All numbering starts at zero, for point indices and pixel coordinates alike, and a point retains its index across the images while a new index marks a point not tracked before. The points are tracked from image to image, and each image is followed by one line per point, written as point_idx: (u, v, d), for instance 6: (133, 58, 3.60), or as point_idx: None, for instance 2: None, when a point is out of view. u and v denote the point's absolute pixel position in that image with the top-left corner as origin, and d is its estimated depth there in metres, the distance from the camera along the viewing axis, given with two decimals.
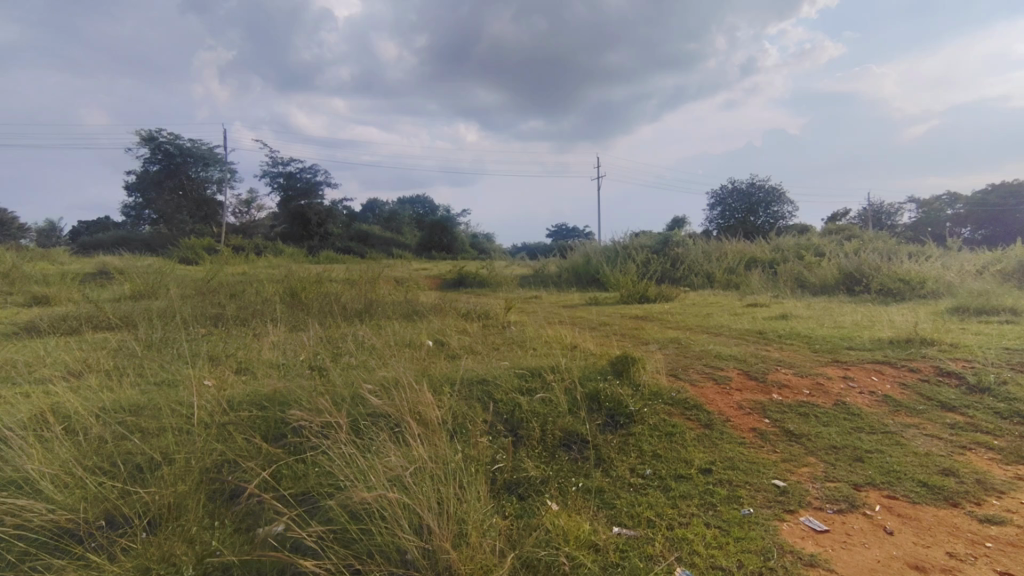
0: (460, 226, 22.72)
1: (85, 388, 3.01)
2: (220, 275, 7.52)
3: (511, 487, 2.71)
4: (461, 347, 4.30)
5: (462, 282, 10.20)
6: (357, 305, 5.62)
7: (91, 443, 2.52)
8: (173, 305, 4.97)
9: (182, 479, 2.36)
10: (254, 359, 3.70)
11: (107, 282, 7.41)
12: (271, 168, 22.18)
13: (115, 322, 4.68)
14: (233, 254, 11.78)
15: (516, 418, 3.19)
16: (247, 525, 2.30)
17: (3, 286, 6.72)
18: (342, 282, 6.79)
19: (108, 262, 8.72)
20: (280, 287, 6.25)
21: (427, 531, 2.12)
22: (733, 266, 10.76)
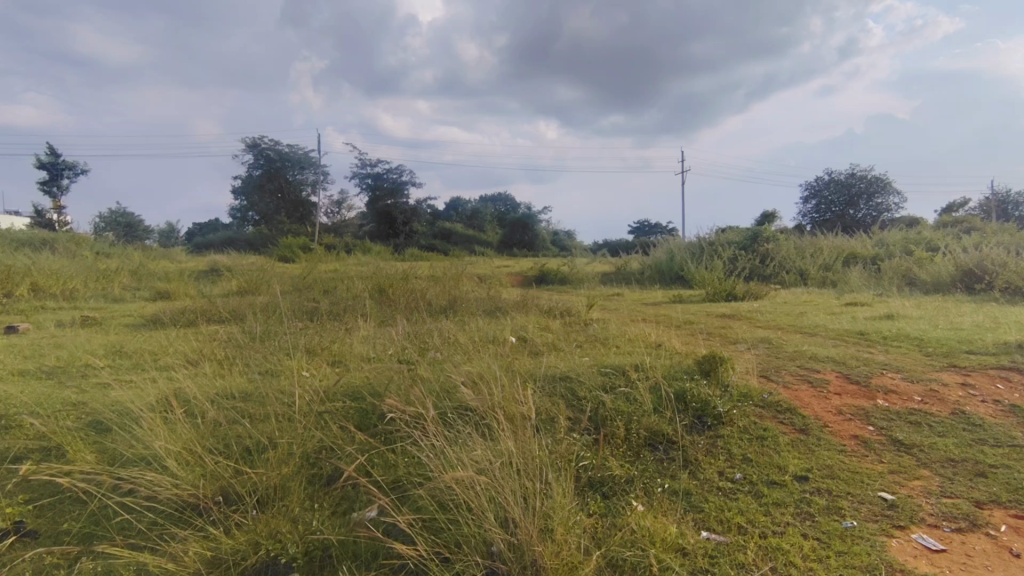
0: (541, 223, 22.86)
1: (201, 376, 3.29)
2: (315, 273, 7.97)
3: (596, 485, 2.69)
4: (544, 345, 4.32)
5: (543, 279, 10.22)
6: (441, 302, 5.78)
7: (208, 425, 2.75)
8: (275, 301, 5.34)
9: (285, 463, 2.53)
10: (346, 351, 3.90)
11: (218, 278, 8.06)
12: (360, 170, 23.20)
13: (226, 316, 5.09)
14: (327, 253, 12.53)
15: (600, 416, 3.16)
16: (343, 509, 2.44)
17: (133, 281, 7.51)
18: (427, 279, 7.00)
19: (219, 260, 9.48)
20: (369, 284, 6.54)
21: (513, 525, 2.15)
22: (830, 262, 10.12)
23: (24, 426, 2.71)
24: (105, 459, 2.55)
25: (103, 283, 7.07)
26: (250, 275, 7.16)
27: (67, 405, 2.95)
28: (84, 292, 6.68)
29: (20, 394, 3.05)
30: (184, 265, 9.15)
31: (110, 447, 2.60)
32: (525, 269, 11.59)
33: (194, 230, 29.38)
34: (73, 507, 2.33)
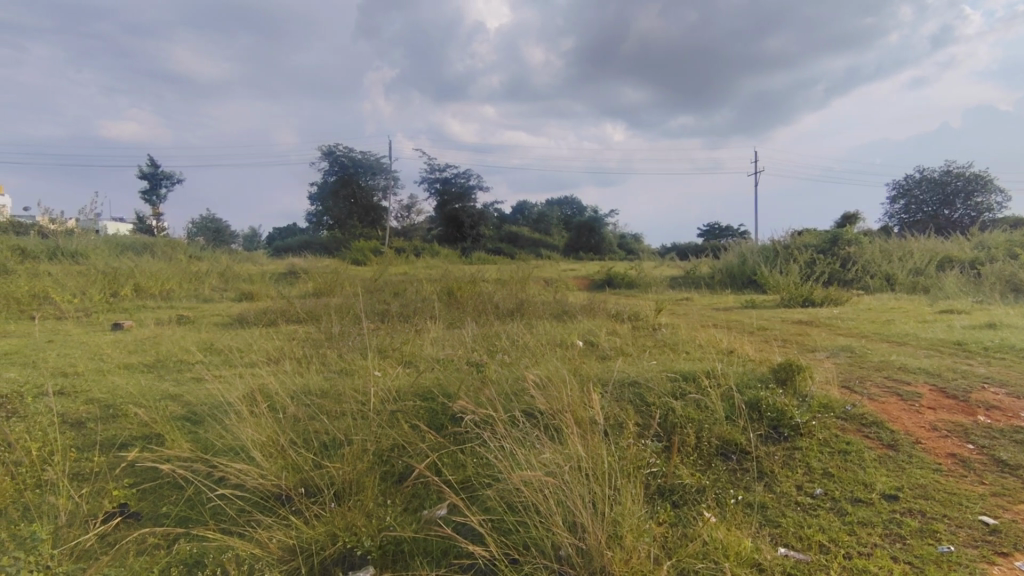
0: (608, 226, 22.62)
1: (283, 373, 3.46)
2: (386, 275, 8.24)
3: (666, 493, 2.64)
4: (611, 349, 4.28)
5: (609, 282, 10.11)
6: (507, 304, 5.84)
7: (290, 420, 2.89)
8: (349, 303, 5.56)
9: (360, 459, 2.63)
10: (416, 352, 4.00)
11: (296, 280, 8.48)
12: (428, 174, 23.80)
13: (304, 316, 5.35)
14: (397, 256, 12.93)
15: (669, 423, 3.10)
16: (414, 506, 2.51)
17: (221, 282, 8.02)
18: (493, 282, 7.08)
19: (297, 263, 9.98)
20: (437, 287, 6.69)
21: (581, 529, 2.15)
22: (921, 266, 9.46)
23: (129, 415, 2.95)
24: (198, 448, 2.73)
25: (195, 284, 7.59)
26: (326, 277, 7.49)
27: (165, 397, 3.19)
28: (179, 292, 7.19)
29: (125, 386, 3.33)
30: (265, 267, 9.68)
31: (203, 437, 2.79)
32: (591, 272, 11.51)
33: (274, 234, 31.10)
34: (171, 492, 2.51)
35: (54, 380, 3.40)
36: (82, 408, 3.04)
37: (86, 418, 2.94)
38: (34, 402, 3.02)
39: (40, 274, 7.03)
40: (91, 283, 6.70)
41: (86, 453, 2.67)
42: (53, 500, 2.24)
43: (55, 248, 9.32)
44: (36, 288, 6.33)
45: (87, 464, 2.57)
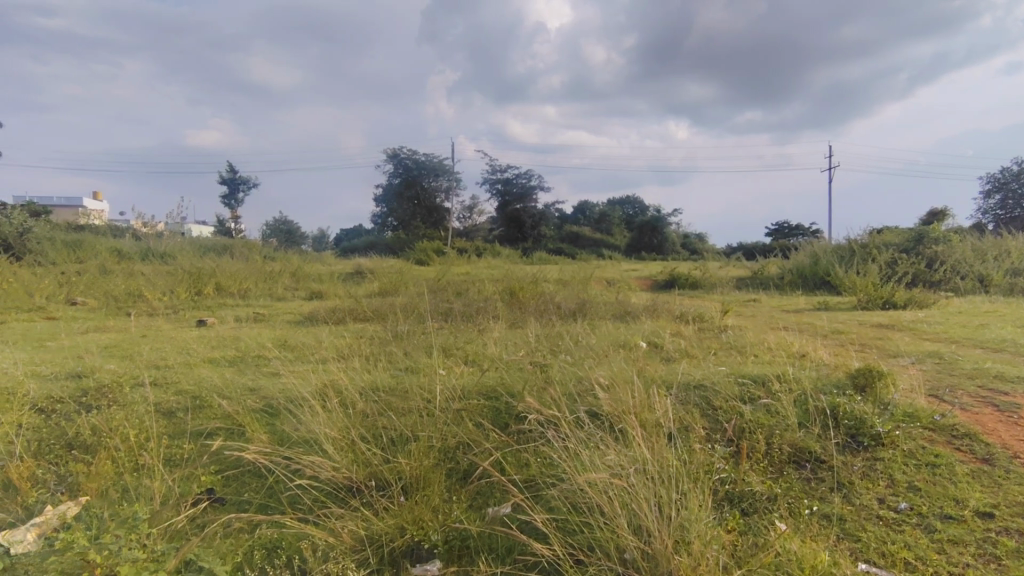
0: (671, 225, 22.09)
1: (352, 369, 3.59)
2: (448, 275, 8.39)
3: (735, 500, 2.55)
4: (677, 352, 4.18)
5: (672, 283, 9.90)
6: (569, 305, 5.81)
7: (359, 414, 2.99)
8: (414, 303, 5.69)
9: (426, 454, 2.70)
10: (480, 351, 4.05)
11: (363, 280, 8.76)
12: (490, 175, 24.09)
13: (371, 314, 5.52)
14: (459, 257, 13.14)
15: (738, 428, 3.01)
16: (479, 503, 2.55)
17: (293, 281, 8.41)
18: (555, 283, 7.08)
19: (363, 263, 10.32)
20: (499, 288, 6.76)
21: (647, 534, 2.11)
22: (1019, 267, 8.76)
23: (213, 407, 3.14)
24: (276, 440, 2.87)
25: (270, 283, 7.99)
26: (391, 277, 7.70)
27: (245, 390, 3.38)
28: (256, 291, 7.58)
29: (209, 379, 3.54)
30: (334, 267, 10.07)
31: (281, 429, 2.93)
32: (654, 273, 11.31)
33: (341, 235, 32.27)
34: (252, 480, 2.65)
35: (147, 372, 3.66)
36: (172, 398, 3.26)
37: (176, 408, 3.15)
38: (131, 393, 3.27)
39: (134, 273, 7.58)
40: (178, 282, 7.19)
41: (176, 440, 2.87)
42: (149, 484, 2.42)
43: (146, 249, 10.04)
44: (131, 286, 6.85)
45: (177, 450, 2.76)
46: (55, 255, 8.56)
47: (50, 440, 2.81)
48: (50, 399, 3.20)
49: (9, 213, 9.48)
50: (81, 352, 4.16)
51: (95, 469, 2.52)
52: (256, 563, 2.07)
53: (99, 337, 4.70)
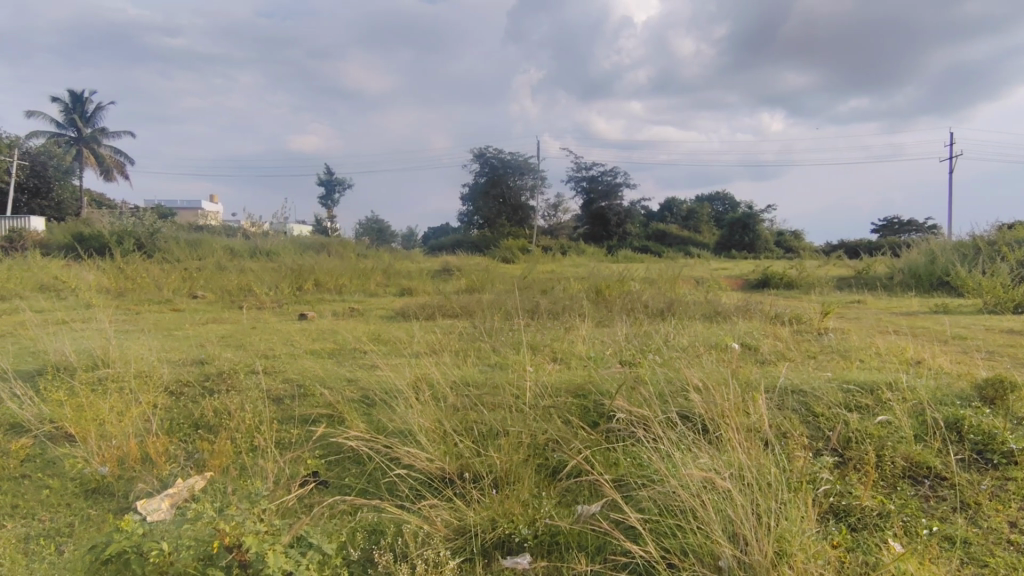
0: (765, 222, 21.00)
1: (444, 362, 3.71)
2: (533, 273, 8.44)
3: (841, 514, 2.40)
4: (774, 355, 3.99)
5: (766, 283, 9.43)
6: (657, 303, 5.69)
7: (451, 408, 3.08)
8: (501, 300, 5.79)
9: (516, 450, 2.74)
10: (567, 349, 4.06)
11: (450, 277, 9.00)
12: (575, 173, 24.02)
13: (458, 310, 5.67)
14: (542, 254, 13.19)
15: (844, 437, 2.83)
16: (568, 500, 2.56)
17: (385, 278, 8.78)
18: (642, 283, 6.95)
19: (450, 261, 10.60)
20: (585, 287, 6.73)
21: (744, 543, 2.03)
22: None
23: (317, 395, 3.35)
24: (373, 428, 3.02)
25: (363, 279, 8.40)
26: (478, 275, 7.86)
27: (345, 380, 3.58)
28: (351, 287, 7.99)
29: (313, 369, 3.79)
30: (423, 264, 10.42)
31: (378, 419, 3.07)
32: (746, 272, 10.82)
33: (428, 234, 33.33)
34: (352, 466, 2.80)
35: (258, 361, 3.96)
36: (280, 386, 3.51)
37: (283, 395, 3.39)
38: (246, 379, 3.55)
39: (244, 270, 8.22)
40: (282, 277, 7.71)
41: (285, 425, 3.09)
42: (263, 464, 2.63)
43: (255, 247, 10.86)
44: (242, 281, 7.44)
45: (285, 435, 2.97)
46: (178, 252, 9.44)
47: (179, 420, 3.12)
48: (178, 383, 3.54)
49: (142, 215, 10.60)
50: (202, 341, 4.58)
51: (217, 448, 2.77)
52: (359, 543, 2.19)
53: (217, 327, 5.14)
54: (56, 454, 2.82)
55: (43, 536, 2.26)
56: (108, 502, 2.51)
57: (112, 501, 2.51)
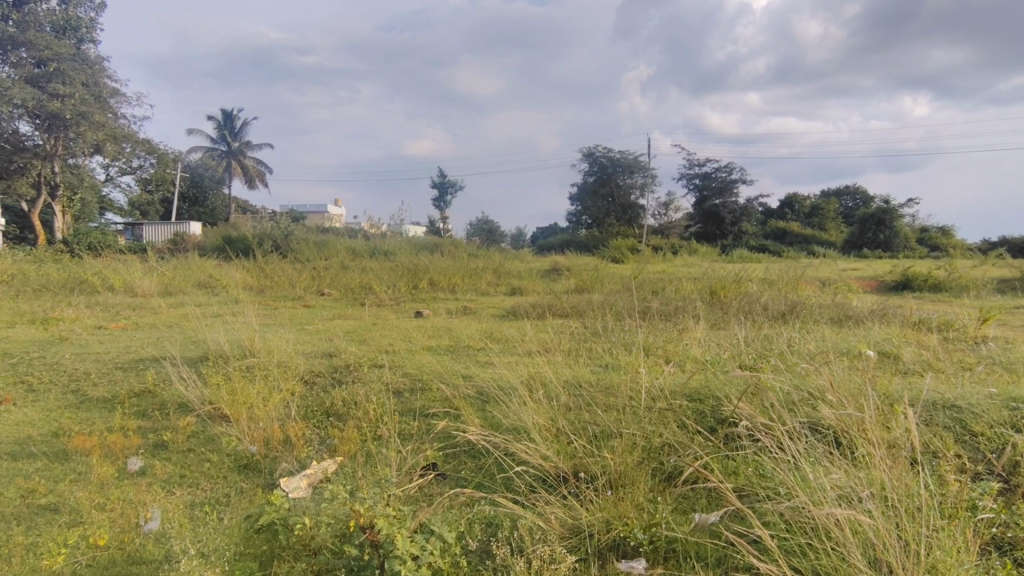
0: (904, 219, 19.00)
1: (555, 361, 3.74)
2: (644, 272, 8.27)
3: (1004, 548, 2.12)
4: (918, 365, 3.61)
5: (907, 285, 8.54)
6: (779, 306, 5.35)
7: (563, 408, 3.10)
8: (611, 300, 5.73)
9: (630, 452, 2.70)
10: (682, 352, 3.93)
11: (558, 277, 9.05)
12: (687, 170, 23.22)
13: (569, 310, 5.68)
14: (653, 254, 12.87)
15: (1009, 461, 2.50)
16: (685, 507, 2.48)
17: (495, 277, 9.01)
18: (761, 284, 6.57)
19: (558, 261, 10.66)
20: (698, 288, 6.48)
21: (886, 569, 1.85)
22: None
23: (435, 390, 3.50)
24: (488, 423, 3.11)
25: (475, 277, 8.67)
26: (587, 274, 7.83)
27: (460, 376, 3.71)
28: (463, 286, 8.28)
29: (431, 364, 3.97)
30: (532, 264, 10.57)
31: (492, 415, 3.15)
32: (883, 272, 9.86)
33: (535, 234, 33.76)
34: (468, 460, 2.90)
35: (381, 355, 4.22)
36: (401, 379, 3.72)
37: (404, 388, 3.58)
38: (370, 372, 3.80)
39: (366, 269, 8.80)
40: (401, 276, 8.17)
41: (406, 416, 3.27)
42: (387, 453, 2.80)
43: (375, 248, 11.57)
44: (365, 279, 7.97)
45: (406, 426, 3.14)
46: (310, 252, 10.29)
47: (314, 407, 3.40)
48: (312, 373, 3.86)
49: (280, 219, 11.68)
50: (332, 335, 4.96)
51: (347, 435, 2.98)
52: (477, 535, 2.26)
53: (344, 323, 5.55)
54: (214, 431, 3.18)
55: (206, 504, 2.55)
56: (257, 477, 2.79)
57: (260, 477, 2.79)
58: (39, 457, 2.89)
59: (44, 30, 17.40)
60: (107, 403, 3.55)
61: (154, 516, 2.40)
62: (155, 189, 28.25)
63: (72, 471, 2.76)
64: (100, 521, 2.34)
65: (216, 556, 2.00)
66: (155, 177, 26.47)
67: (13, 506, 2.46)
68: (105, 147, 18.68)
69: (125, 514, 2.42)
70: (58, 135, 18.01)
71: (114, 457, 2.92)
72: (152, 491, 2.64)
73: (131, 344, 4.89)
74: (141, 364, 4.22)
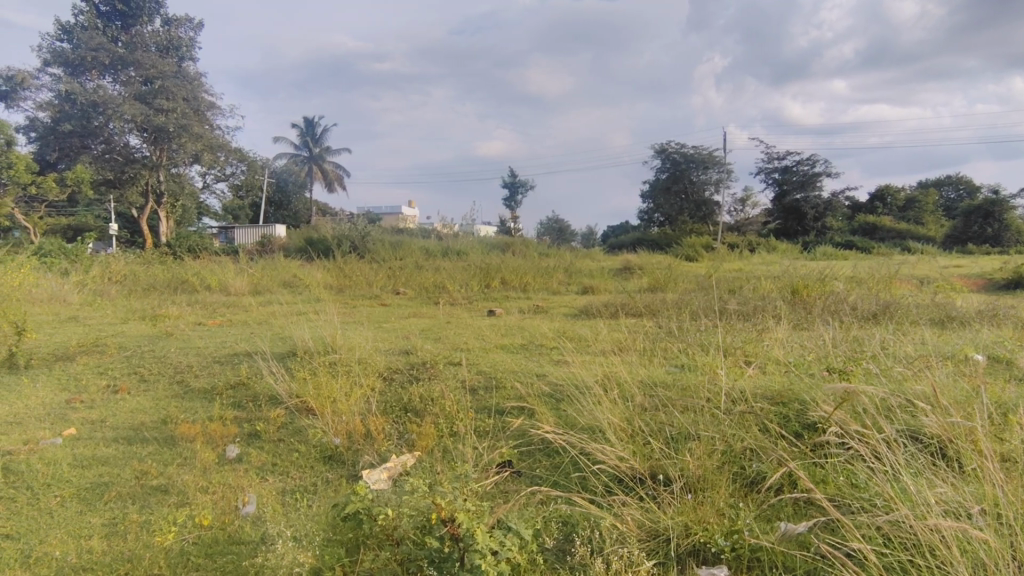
0: (1015, 211, 17.30)
1: (630, 361, 3.68)
2: (720, 271, 7.98)
3: None
4: None
5: (1020, 283, 7.77)
6: (871, 306, 5.00)
7: (638, 408, 3.06)
8: (686, 300, 5.57)
9: (710, 456, 2.62)
10: (764, 353, 3.77)
11: (631, 276, 8.90)
12: (766, 163, 22.22)
13: (642, 309, 5.58)
14: (730, 252, 12.40)
15: None
16: (770, 515, 2.37)
17: (566, 276, 8.97)
18: (850, 283, 6.18)
19: (629, 260, 10.48)
20: (779, 287, 6.19)
21: None
22: None
23: (508, 389, 3.55)
24: (562, 422, 3.11)
25: (545, 275, 8.68)
26: (660, 274, 7.66)
27: (534, 375, 3.73)
28: (534, 285, 8.31)
29: (504, 363, 4.02)
30: (603, 263, 10.45)
31: (567, 414, 3.15)
32: (992, 270, 9.02)
33: (606, 233, 33.38)
34: (543, 458, 2.91)
35: (456, 353, 4.31)
36: (475, 377, 3.78)
37: (479, 386, 3.64)
38: (446, 369, 3.89)
39: (439, 268, 9.01)
40: (473, 275, 8.30)
41: (481, 413, 3.33)
42: (464, 449, 2.86)
43: (448, 248, 11.82)
44: (439, 279, 8.16)
45: (481, 423, 3.20)
46: (386, 253, 10.66)
47: (393, 402, 3.52)
48: (390, 370, 4.00)
49: (358, 221, 12.19)
50: (408, 333, 5.11)
51: (425, 430, 3.07)
52: (553, 533, 2.26)
53: (419, 321, 5.71)
54: (302, 423, 3.36)
55: (296, 492, 2.70)
56: (341, 468, 2.92)
57: (345, 468, 2.93)
58: (151, 442, 3.16)
59: (150, 50, 18.99)
60: (207, 394, 3.83)
61: (250, 500, 2.57)
62: (246, 195, 30.18)
63: (179, 456, 3.00)
64: (204, 503, 2.53)
65: (307, 541, 2.12)
66: (245, 183, 28.27)
67: (130, 486, 2.71)
68: (202, 156, 20.13)
69: (225, 497, 2.60)
70: (163, 147, 19.60)
71: (214, 444, 3.15)
72: (248, 477, 2.82)
73: (227, 339, 5.25)
74: (236, 359, 4.52)
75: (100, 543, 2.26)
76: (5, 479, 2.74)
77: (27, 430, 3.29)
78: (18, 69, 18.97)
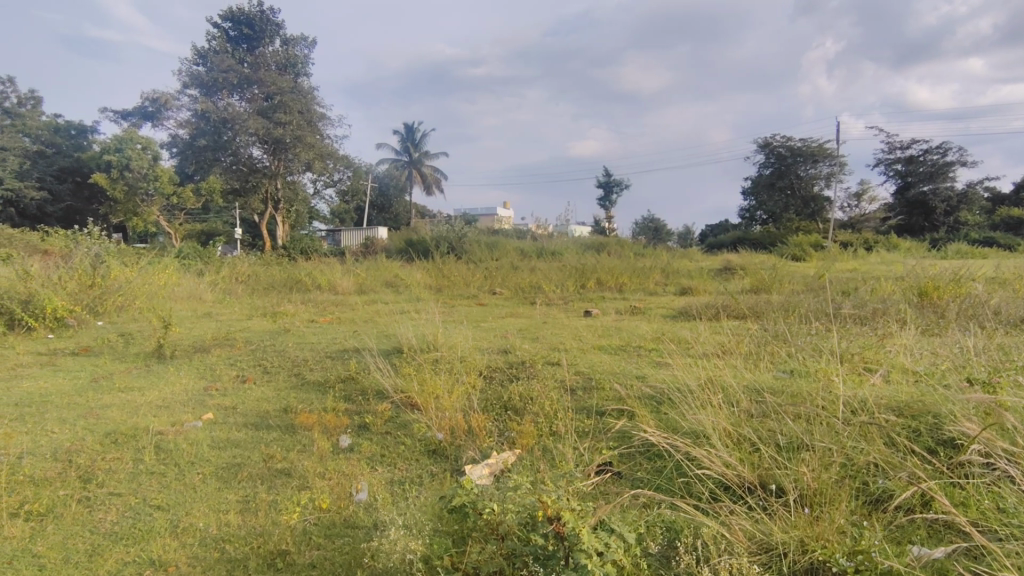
0: None
1: (735, 365, 3.52)
2: (834, 271, 7.44)
3: None
4: None
5: None
6: (1018, 311, 4.45)
7: (745, 414, 2.92)
8: (796, 302, 5.24)
9: (827, 468, 2.45)
10: (888, 360, 3.47)
11: (733, 277, 8.51)
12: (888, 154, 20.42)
13: (746, 312, 5.32)
14: (845, 252, 11.50)
15: None
16: (898, 536, 2.17)
17: (664, 276, 8.74)
18: (991, 284, 5.52)
19: (731, 260, 10.02)
20: (904, 288, 5.65)
21: None
22: None
23: (607, 390, 3.51)
24: (664, 425, 3.04)
25: (641, 275, 8.51)
26: (766, 274, 7.27)
27: (633, 377, 3.67)
28: (630, 285, 8.17)
29: (601, 364, 3.98)
30: (702, 264, 10.08)
31: (669, 418, 3.07)
32: None
33: (704, 232, 32.14)
34: (644, 462, 2.85)
35: (552, 353, 4.32)
36: (573, 377, 3.78)
37: (577, 387, 3.63)
38: (543, 369, 3.92)
39: (534, 269, 9.09)
40: (568, 275, 8.30)
41: (580, 413, 3.33)
42: (564, 448, 2.86)
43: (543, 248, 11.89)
44: (534, 279, 8.23)
45: (580, 424, 3.19)
46: (482, 254, 10.92)
47: (493, 400, 3.60)
48: (489, 368, 4.09)
49: (456, 223, 12.58)
50: (505, 332, 5.20)
51: (525, 429, 3.11)
52: (657, 538, 2.20)
53: (516, 321, 5.80)
54: (407, 417, 3.51)
55: (404, 482, 2.84)
56: (445, 462, 3.03)
57: (448, 462, 3.03)
58: (275, 428, 3.43)
59: (271, 69, 20.65)
60: (322, 386, 4.11)
61: (362, 487, 2.73)
62: (351, 200, 32.04)
63: (299, 443, 3.24)
64: (323, 487, 2.72)
65: (417, 529, 2.21)
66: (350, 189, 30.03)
67: (259, 468, 2.96)
68: (314, 164, 21.60)
69: (341, 483, 2.78)
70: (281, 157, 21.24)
71: (330, 433, 3.37)
72: (361, 466, 3.00)
73: (338, 335, 5.59)
74: (347, 354, 4.81)
75: (236, 518, 2.49)
76: (157, 456, 3.09)
77: (173, 413, 3.69)
78: (161, 92, 21.29)
